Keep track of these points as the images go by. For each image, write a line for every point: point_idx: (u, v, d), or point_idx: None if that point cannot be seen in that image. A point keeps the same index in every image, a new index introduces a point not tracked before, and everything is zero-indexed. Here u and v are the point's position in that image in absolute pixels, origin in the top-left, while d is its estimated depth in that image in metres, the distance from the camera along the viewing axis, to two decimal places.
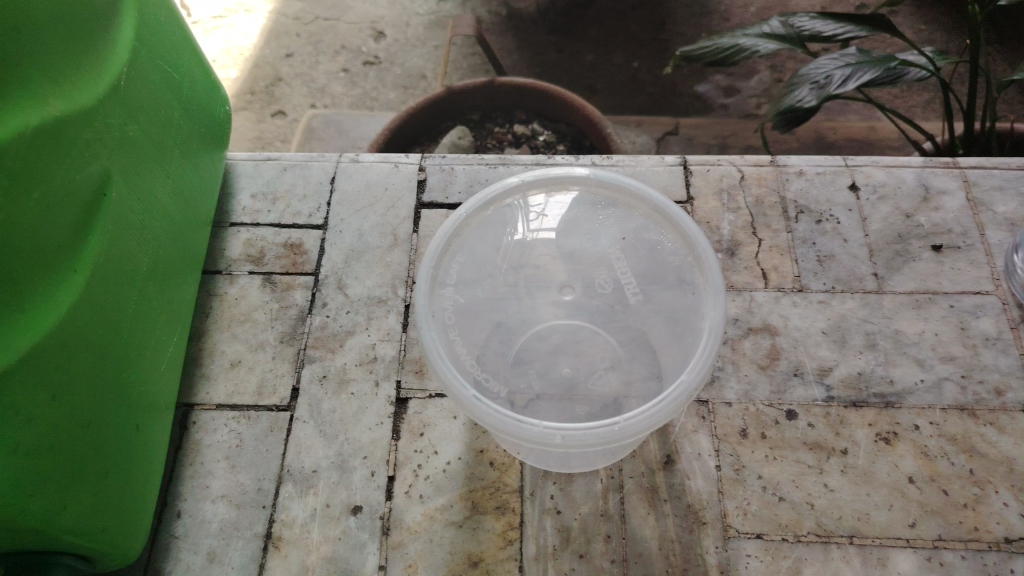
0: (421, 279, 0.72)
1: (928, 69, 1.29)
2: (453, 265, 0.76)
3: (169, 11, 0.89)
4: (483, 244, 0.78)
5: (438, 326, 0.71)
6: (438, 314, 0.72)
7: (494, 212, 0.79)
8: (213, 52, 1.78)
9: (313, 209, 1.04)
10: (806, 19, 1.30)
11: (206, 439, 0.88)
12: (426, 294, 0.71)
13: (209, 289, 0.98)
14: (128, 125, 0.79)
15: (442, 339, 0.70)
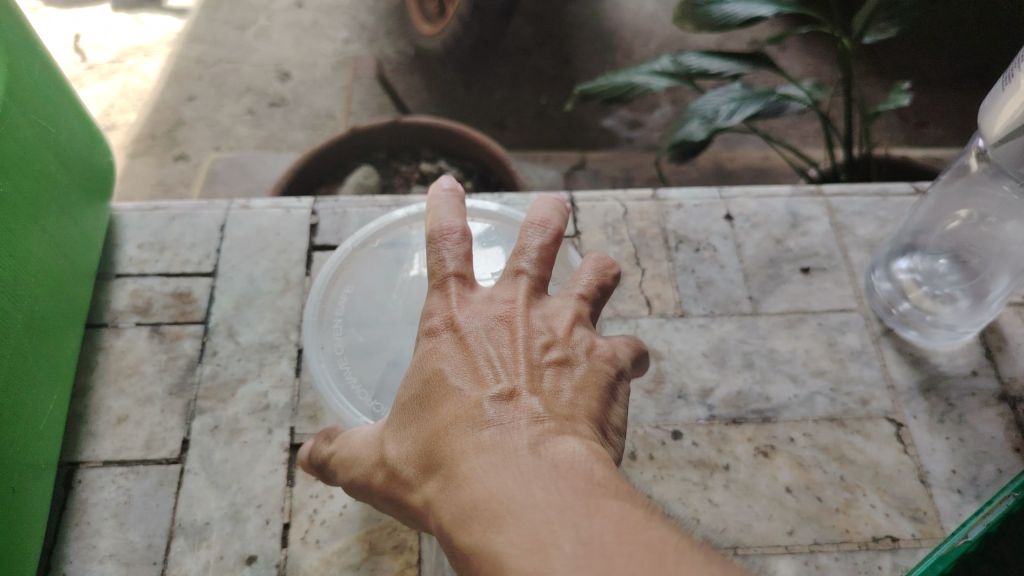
0: (309, 310, 0.76)
1: (807, 103, 1.38)
2: (342, 297, 0.77)
3: (43, 64, 0.88)
4: (378, 278, 0.79)
5: (327, 353, 0.74)
6: (329, 343, 0.74)
7: (383, 244, 0.82)
8: (109, 94, 1.66)
9: (203, 256, 1.03)
10: (694, 57, 1.36)
11: (92, 498, 0.85)
12: (314, 322, 0.75)
13: (94, 342, 0.95)
14: (1, 181, 0.77)
15: (331, 365, 0.73)
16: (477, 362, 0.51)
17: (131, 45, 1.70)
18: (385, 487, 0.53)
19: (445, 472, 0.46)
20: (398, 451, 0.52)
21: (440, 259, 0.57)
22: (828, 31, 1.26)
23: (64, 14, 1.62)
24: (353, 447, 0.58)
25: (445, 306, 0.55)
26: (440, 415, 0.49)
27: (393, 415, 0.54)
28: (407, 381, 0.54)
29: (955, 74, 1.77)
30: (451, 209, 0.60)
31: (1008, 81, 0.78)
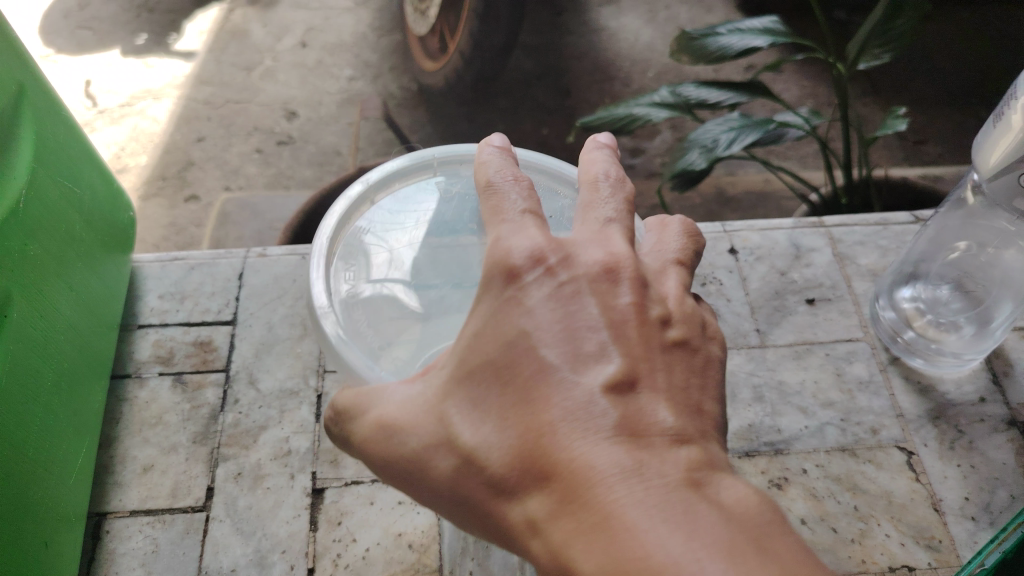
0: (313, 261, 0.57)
1: (805, 129, 1.40)
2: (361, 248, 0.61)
3: (69, 129, 0.92)
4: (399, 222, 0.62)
5: (339, 310, 0.55)
6: (337, 302, 0.55)
7: (403, 188, 0.64)
8: (119, 139, 1.64)
9: (222, 305, 1.06)
10: (692, 87, 1.38)
11: (120, 548, 0.86)
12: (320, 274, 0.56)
13: (118, 393, 0.98)
14: (30, 245, 0.80)
15: (349, 318, 0.55)
16: (584, 333, 0.40)
17: (139, 90, 1.71)
18: (447, 475, 0.40)
19: (575, 496, 0.35)
20: (478, 442, 0.39)
21: (507, 202, 0.46)
22: (820, 55, 1.27)
23: (77, 64, 1.70)
24: (382, 407, 0.44)
25: (525, 234, 0.43)
26: (553, 408, 0.37)
27: (461, 379, 0.41)
28: (487, 339, 0.41)
29: (957, 97, 1.75)
30: (505, 160, 0.48)
31: (998, 118, 0.82)
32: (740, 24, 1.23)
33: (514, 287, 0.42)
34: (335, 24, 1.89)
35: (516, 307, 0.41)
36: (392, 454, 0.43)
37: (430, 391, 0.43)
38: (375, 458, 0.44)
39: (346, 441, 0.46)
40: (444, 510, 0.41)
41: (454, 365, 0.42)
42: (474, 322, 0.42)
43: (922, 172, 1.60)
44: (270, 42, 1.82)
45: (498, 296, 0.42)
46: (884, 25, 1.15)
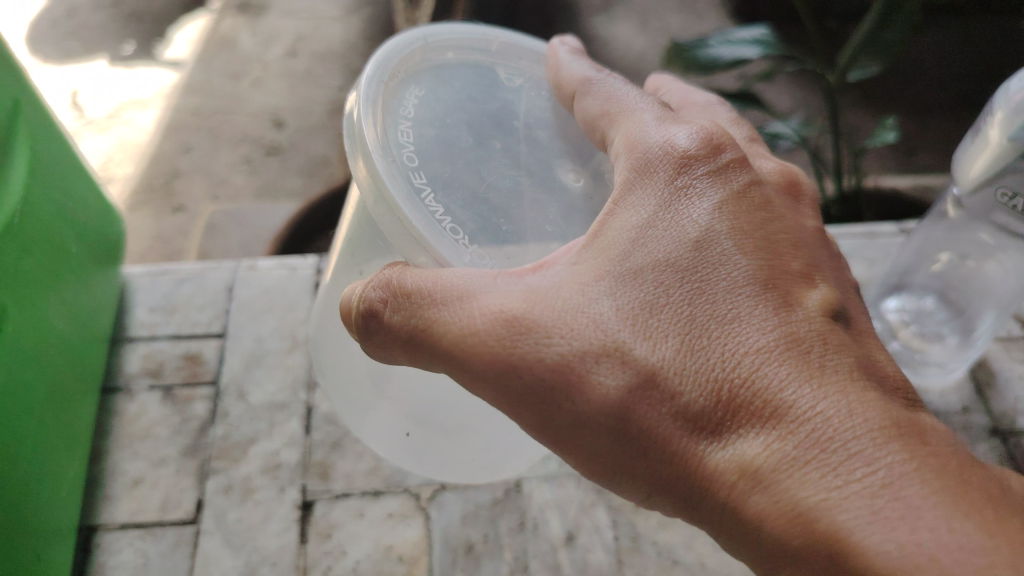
0: (362, 105, 0.59)
1: (797, 139, 1.38)
2: (410, 91, 0.64)
3: (64, 143, 0.92)
4: (444, 79, 0.67)
5: (390, 157, 0.58)
6: (387, 147, 0.59)
7: (457, 57, 0.69)
8: (104, 148, 1.59)
9: (211, 318, 1.07)
10: None
11: (110, 561, 0.86)
12: (370, 117, 0.59)
13: (108, 406, 0.98)
14: (23, 259, 0.80)
15: (395, 166, 0.58)
16: (777, 274, 0.55)
17: (128, 100, 1.67)
18: (617, 377, 0.52)
19: (762, 391, 0.50)
20: (673, 364, 0.52)
21: (610, 93, 0.65)
22: (810, 67, 1.29)
23: (62, 74, 1.64)
24: (521, 298, 0.54)
25: (708, 159, 0.58)
26: (728, 315, 0.53)
27: (628, 285, 0.54)
28: (648, 248, 0.55)
29: (947, 106, 1.76)
30: (579, 53, 0.71)
31: (976, 132, 0.83)
32: (731, 34, 1.24)
33: (672, 191, 0.57)
34: (324, 33, 1.90)
35: (672, 223, 0.56)
36: (547, 355, 0.53)
37: (587, 289, 0.54)
38: (522, 357, 0.53)
39: (471, 339, 0.54)
40: (598, 414, 0.52)
41: (639, 294, 0.54)
42: (666, 255, 0.55)
43: (915, 180, 1.58)
44: (259, 51, 1.83)
45: (656, 206, 0.57)
46: (873, 36, 1.17)
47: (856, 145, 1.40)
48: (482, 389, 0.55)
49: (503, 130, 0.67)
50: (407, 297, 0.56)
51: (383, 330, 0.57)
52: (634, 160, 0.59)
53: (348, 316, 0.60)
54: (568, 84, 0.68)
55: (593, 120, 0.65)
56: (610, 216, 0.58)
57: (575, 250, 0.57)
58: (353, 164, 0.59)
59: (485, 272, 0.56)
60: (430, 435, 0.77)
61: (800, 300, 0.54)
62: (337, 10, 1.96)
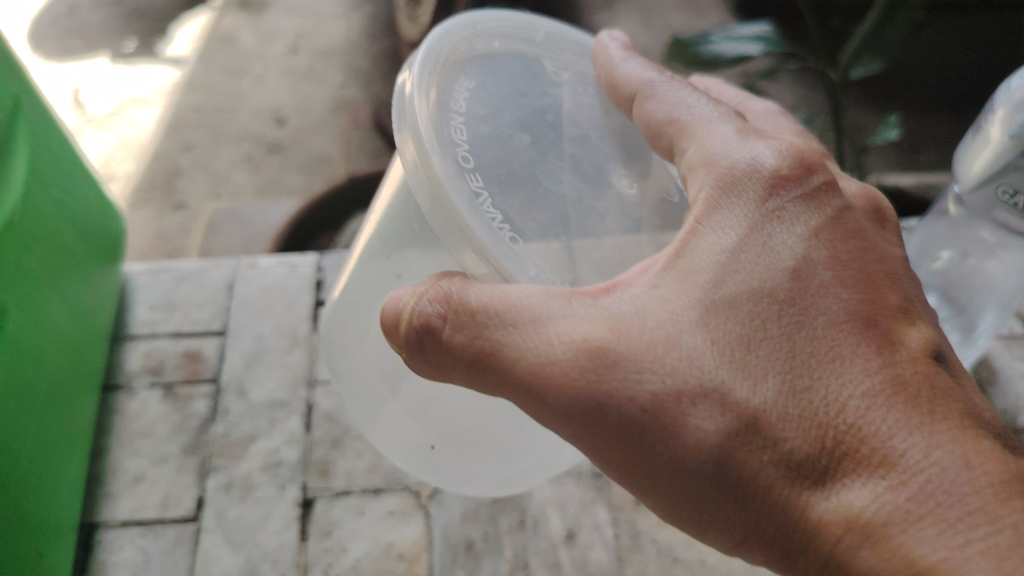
0: (416, 97, 0.55)
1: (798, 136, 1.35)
2: (461, 87, 0.60)
3: (65, 141, 0.92)
4: (493, 73, 0.63)
5: (448, 157, 0.54)
6: (447, 151, 0.54)
7: (503, 46, 0.65)
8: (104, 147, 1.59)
9: (211, 316, 1.07)
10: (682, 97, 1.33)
11: (111, 559, 0.86)
12: (426, 113, 0.54)
13: (109, 404, 0.98)
14: (24, 257, 0.80)
15: (454, 167, 0.54)
16: (881, 309, 0.52)
17: (128, 97, 1.66)
18: (717, 419, 0.49)
19: (870, 437, 0.48)
20: (775, 408, 0.49)
21: (675, 100, 0.62)
22: (813, 65, 1.28)
23: (62, 69, 1.63)
24: (606, 329, 0.51)
25: (801, 178, 0.55)
26: (832, 355, 0.50)
27: (722, 317, 0.51)
28: (740, 277, 0.52)
29: (949, 103, 1.75)
30: (622, 50, 0.68)
31: (978, 131, 0.85)
32: (734, 31, 1.24)
33: (762, 213, 0.54)
34: (325, 31, 1.90)
35: (765, 250, 0.53)
36: (639, 392, 0.50)
37: (678, 320, 0.51)
38: (611, 393, 0.50)
39: (553, 370, 0.51)
40: (693, 458, 0.50)
41: (734, 329, 0.51)
42: (762, 286, 0.52)
43: (918, 177, 1.57)
44: (260, 49, 1.83)
45: (746, 229, 0.53)
46: (875, 34, 1.17)
47: (860, 143, 1.40)
48: (561, 423, 0.52)
49: (552, 129, 0.64)
50: (469, 315, 0.53)
51: (445, 351, 0.54)
52: (715, 176, 0.56)
53: (396, 322, 0.56)
54: (626, 89, 0.65)
55: (657, 128, 0.62)
56: (694, 237, 0.54)
57: (657, 271, 0.54)
58: (408, 163, 0.55)
59: (553, 291, 0.52)
60: (461, 451, 0.72)
61: (902, 337, 0.51)
62: (338, 7, 1.95)
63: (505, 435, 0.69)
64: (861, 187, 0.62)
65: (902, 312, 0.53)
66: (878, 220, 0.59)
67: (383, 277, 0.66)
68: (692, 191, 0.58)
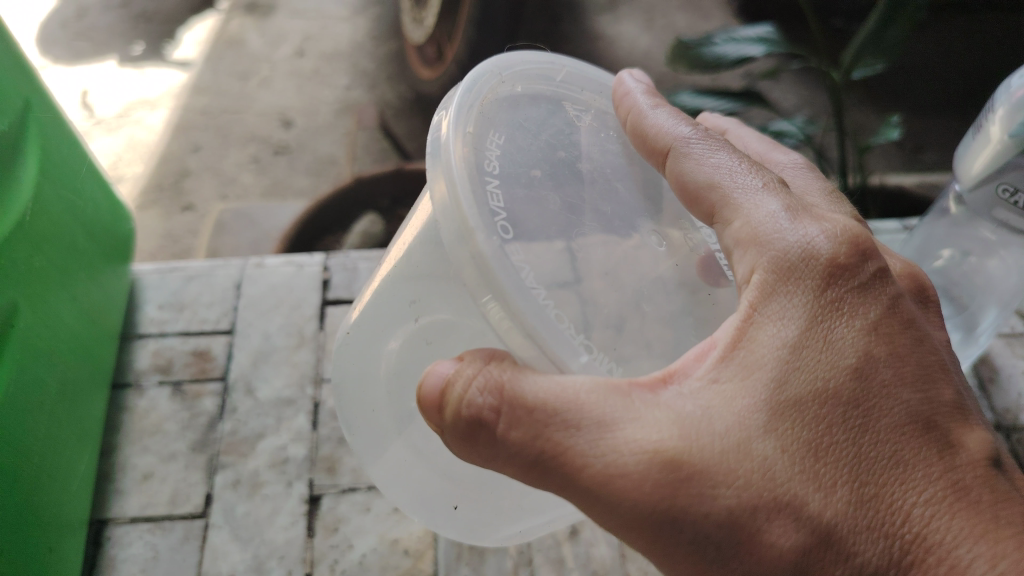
0: (455, 162, 0.53)
1: (801, 135, 1.34)
2: (493, 140, 0.58)
3: (75, 142, 0.93)
4: (519, 122, 0.61)
5: (492, 231, 0.51)
6: (485, 218, 0.51)
7: (526, 90, 0.64)
8: (116, 150, 1.60)
9: (219, 315, 1.08)
10: (689, 99, 1.32)
11: (121, 554, 0.87)
12: (466, 180, 0.52)
13: (119, 401, 0.99)
14: (35, 257, 0.82)
15: (501, 244, 0.51)
16: (938, 409, 0.52)
17: (137, 99, 1.67)
18: (793, 534, 0.49)
19: (936, 546, 0.48)
20: (845, 519, 0.49)
21: (713, 161, 0.60)
22: (815, 65, 1.28)
23: (72, 73, 1.61)
24: (674, 435, 0.50)
25: (859, 268, 0.54)
26: (895, 460, 0.50)
27: (791, 422, 0.50)
28: (804, 376, 0.51)
29: (955, 102, 1.75)
30: (648, 95, 0.67)
31: (978, 130, 0.86)
32: (736, 32, 1.24)
33: (822, 306, 0.53)
34: (331, 33, 1.91)
35: (827, 345, 0.52)
36: (715, 506, 0.49)
37: (747, 424, 0.50)
38: (684, 508, 0.49)
39: (621, 481, 0.49)
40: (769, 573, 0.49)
41: (798, 431, 0.50)
42: (828, 387, 0.51)
43: (921, 179, 1.57)
44: (267, 51, 1.84)
45: (807, 322, 0.52)
46: (876, 35, 1.17)
47: (862, 143, 1.40)
48: (629, 531, 0.51)
49: (576, 179, 0.63)
50: (527, 412, 0.51)
51: (497, 445, 0.53)
52: (768, 259, 0.54)
53: (442, 398, 0.54)
54: (658, 143, 0.63)
55: (694, 189, 0.60)
56: (752, 325, 0.53)
57: (714, 362, 0.53)
58: (446, 237, 0.51)
59: (612, 386, 0.51)
60: (479, 503, 0.72)
61: (960, 439, 0.52)
62: (345, 9, 1.97)
63: (521, 494, 0.70)
64: (904, 265, 0.65)
65: (958, 408, 0.53)
66: (920, 299, 0.62)
67: (401, 318, 0.66)
68: (740, 269, 0.57)
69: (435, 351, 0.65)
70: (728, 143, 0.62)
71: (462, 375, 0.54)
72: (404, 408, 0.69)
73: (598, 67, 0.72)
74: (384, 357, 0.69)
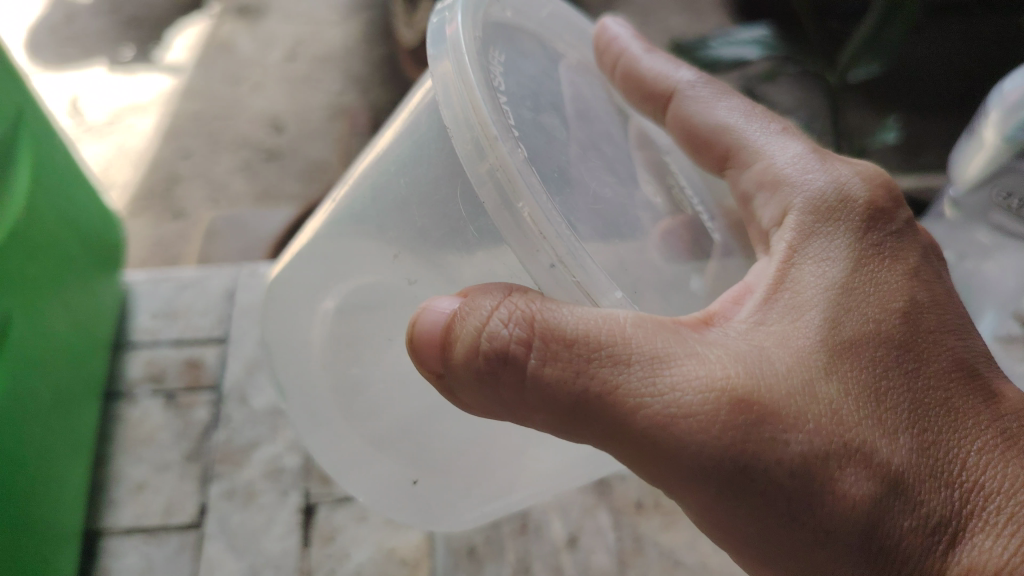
0: (472, 63, 0.50)
1: None
2: (494, 60, 0.57)
3: (67, 149, 0.92)
4: (513, 54, 0.62)
5: (514, 147, 0.48)
6: (506, 132, 0.49)
7: (516, 16, 0.64)
8: (104, 156, 1.59)
9: (213, 323, 1.07)
10: None
11: (114, 565, 0.86)
12: (482, 87, 0.50)
13: (111, 412, 0.98)
14: (27, 267, 0.81)
15: (523, 159, 0.48)
16: (978, 362, 0.56)
17: (126, 105, 1.66)
18: (865, 482, 0.50)
19: (998, 494, 0.50)
20: (909, 463, 0.51)
21: (723, 105, 0.71)
22: (810, 67, 1.27)
23: (61, 79, 1.64)
24: (740, 372, 0.50)
25: (891, 221, 0.60)
26: (949, 408, 0.53)
27: (849, 364, 0.52)
28: (856, 319, 0.54)
29: (949, 106, 1.76)
30: (641, 40, 0.77)
31: (973, 134, 0.88)
32: (731, 36, 1.25)
33: (864, 252, 0.58)
34: (323, 38, 1.90)
35: (873, 291, 0.56)
36: (785, 451, 0.49)
37: (808, 366, 0.52)
38: (755, 454, 0.49)
39: (687, 422, 0.48)
40: (839, 522, 0.50)
41: (855, 372, 0.52)
42: (878, 331, 0.54)
43: (919, 180, 1.57)
44: (258, 56, 1.83)
45: (850, 266, 0.57)
46: (873, 37, 1.17)
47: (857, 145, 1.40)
48: (691, 485, 0.50)
49: (563, 120, 0.65)
50: (565, 346, 0.49)
51: (526, 387, 0.50)
52: (806, 200, 0.61)
53: (446, 339, 0.52)
54: (660, 86, 0.75)
55: (705, 132, 0.71)
56: (794, 269, 0.57)
57: (759, 306, 0.56)
58: (460, 149, 0.49)
59: (661, 323, 0.51)
60: (441, 483, 0.69)
61: (1004, 391, 0.55)
62: (336, 15, 1.96)
63: (485, 477, 0.67)
64: None
65: (992, 360, 0.57)
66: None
67: (378, 263, 0.62)
68: (772, 214, 0.63)
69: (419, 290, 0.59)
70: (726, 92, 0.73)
71: (476, 309, 0.51)
72: (348, 374, 0.68)
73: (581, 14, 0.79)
74: (319, 318, 0.69)
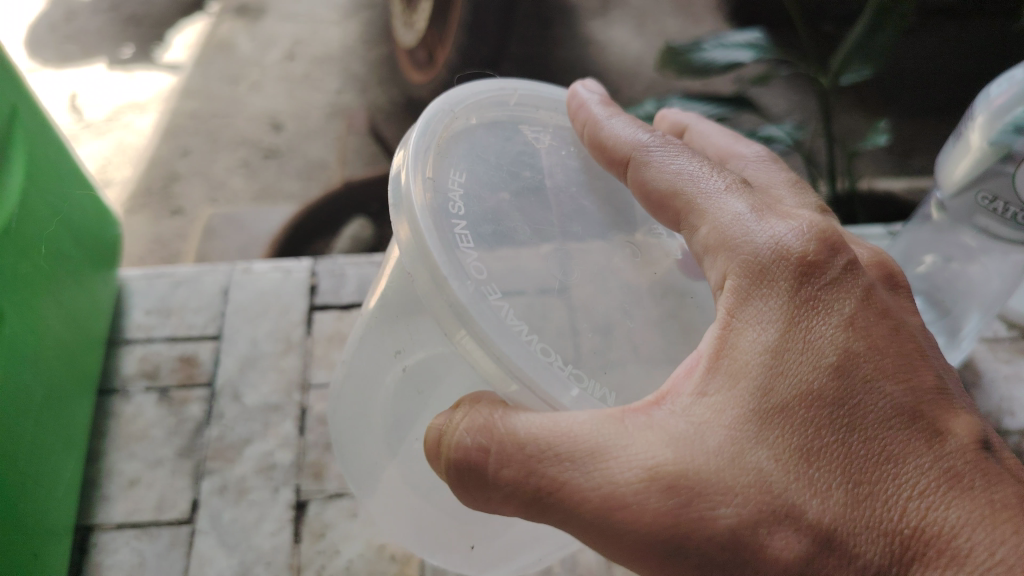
0: (419, 209, 0.57)
1: (790, 139, 1.34)
2: (453, 176, 0.62)
3: (62, 146, 0.93)
4: (483, 155, 0.66)
5: (463, 276, 0.55)
6: (457, 265, 0.55)
7: (479, 120, 0.69)
8: (103, 152, 1.59)
9: (207, 320, 1.08)
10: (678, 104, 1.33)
11: (107, 560, 0.87)
12: (431, 228, 0.56)
13: (105, 408, 0.99)
14: (20, 262, 0.81)
15: (474, 287, 0.55)
16: (923, 400, 0.54)
17: (125, 102, 1.64)
18: (796, 544, 0.50)
19: (936, 538, 0.49)
20: (842, 520, 0.50)
21: (674, 167, 0.64)
22: (802, 70, 1.28)
23: (61, 75, 1.57)
24: (670, 456, 0.52)
25: (833, 263, 0.57)
26: (886, 457, 0.52)
27: (778, 431, 0.52)
28: (788, 381, 0.53)
29: (944, 109, 1.73)
30: (597, 104, 0.73)
31: (958, 139, 0.89)
32: (726, 38, 1.25)
33: (798, 305, 0.55)
34: (322, 38, 1.84)
35: (807, 346, 0.54)
36: (716, 523, 0.51)
37: (738, 437, 0.52)
38: (687, 532, 0.51)
39: (625, 511, 0.52)
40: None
41: (786, 433, 0.52)
42: (811, 387, 0.53)
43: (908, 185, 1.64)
44: (257, 55, 1.78)
45: (784, 325, 0.55)
46: (865, 39, 1.18)
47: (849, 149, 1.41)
48: (637, 559, 0.53)
49: (544, 203, 0.67)
50: (518, 448, 0.54)
51: (493, 486, 0.56)
52: (739, 263, 0.57)
53: (439, 447, 0.59)
54: (619, 154, 0.68)
55: (658, 197, 0.64)
56: (731, 332, 0.56)
57: (698, 374, 0.56)
58: (421, 287, 0.55)
59: (607, 415, 0.54)
60: (484, 535, 0.76)
61: (948, 426, 0.53)
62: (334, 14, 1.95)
63: (515, 522, 0.73)
64: (873, 255, 0.67)
65: (940, 393, 0.55)
66: (890, 286, 0.63)
67: (389, 367, 0.70)
68: (713, 276, 0.60)
69: (426, 396, 0.69)
70: (685, 148, 0.67)
71: (456, 425, 0.58)
72: (396, 421, 0.72)
73: (549, 85, 0.78)
74: (359, 410, 0.75)
